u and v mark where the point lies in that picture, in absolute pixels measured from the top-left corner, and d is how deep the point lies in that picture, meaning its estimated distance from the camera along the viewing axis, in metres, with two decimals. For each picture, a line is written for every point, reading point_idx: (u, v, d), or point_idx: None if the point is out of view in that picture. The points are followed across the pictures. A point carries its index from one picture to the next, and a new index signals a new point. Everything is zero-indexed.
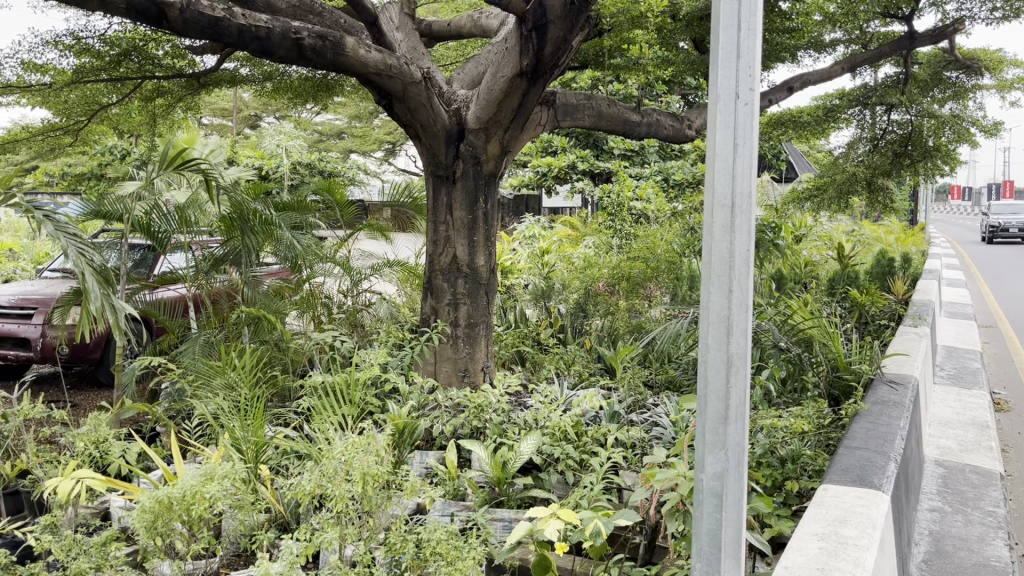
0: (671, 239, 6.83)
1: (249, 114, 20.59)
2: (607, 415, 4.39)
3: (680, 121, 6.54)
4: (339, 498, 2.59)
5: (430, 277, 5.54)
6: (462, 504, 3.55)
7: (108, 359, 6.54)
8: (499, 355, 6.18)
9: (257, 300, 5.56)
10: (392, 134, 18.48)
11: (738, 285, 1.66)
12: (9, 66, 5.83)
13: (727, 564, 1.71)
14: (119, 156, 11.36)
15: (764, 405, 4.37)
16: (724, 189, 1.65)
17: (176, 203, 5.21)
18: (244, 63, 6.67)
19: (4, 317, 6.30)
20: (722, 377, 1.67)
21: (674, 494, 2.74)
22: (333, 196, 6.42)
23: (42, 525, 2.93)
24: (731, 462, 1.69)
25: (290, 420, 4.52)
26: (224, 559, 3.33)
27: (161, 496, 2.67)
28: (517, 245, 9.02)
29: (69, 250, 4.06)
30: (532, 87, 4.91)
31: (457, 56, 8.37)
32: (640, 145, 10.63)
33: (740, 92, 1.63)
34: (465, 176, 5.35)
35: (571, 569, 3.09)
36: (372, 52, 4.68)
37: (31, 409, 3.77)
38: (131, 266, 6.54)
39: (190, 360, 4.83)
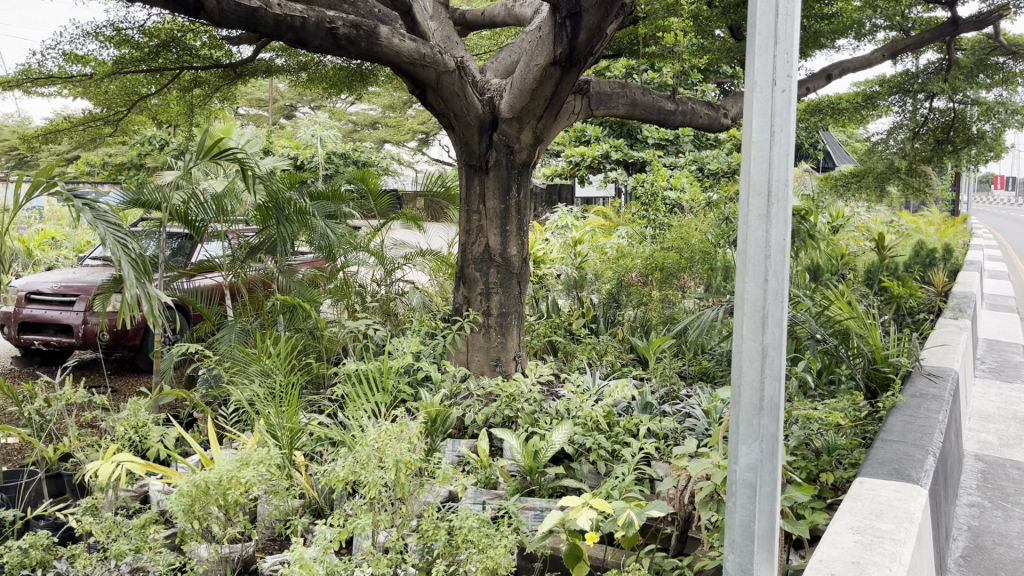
0: (706, 229, 6.67)
1: (284, 104, 20.77)
2: (639, 406, 4.38)
3: (715, 110, 6.47)
4: (372, 484, 2.61)
5: (464, 266, 5.56)
6: (495, 492, 3.57)
7: (147, 345, 6.64)
8: (531, 345, 6.19)
9: (292, 289, 5.62)
10: (425, 124, 18.57)
11: (774, 274, 1.64)
12: (52, 57, 5.93)
13: (760, 556, 1.70)
14: (159, 146, 11.52)
15: (799, 397, 4.31)
16: (760, 176, 1.63)
17: (213, 192, 5.26)
18: (280, 53, 6.71)
19: (48, 304, 6.44)
20: (757, 367, 1.66)
21: (707, 484, 2.71)
22: (367, 186, 6.46)
23: (84, 508, 2.99)
24: (765, 453, 1.67)
25: (324, 407, 4.57)
26: (260, 543, 3.38)
27: (198, 480, 2.71)
28: (550, 235, 9.02)
29: (107, 238, 4.12)
30: (566, 75, 4.88)
31: (490, 45, 8.36)
32: (675, 134, 10.56)
33: (777, 79, 1.61)
34: (498, 165, 5.34)
35: (603, 559, 3.09)
36: (406, 41, 4.68)
37: (73, 394, 3.85)
38: (169, 255, 6.64)
39: (227, 347, 4.91)
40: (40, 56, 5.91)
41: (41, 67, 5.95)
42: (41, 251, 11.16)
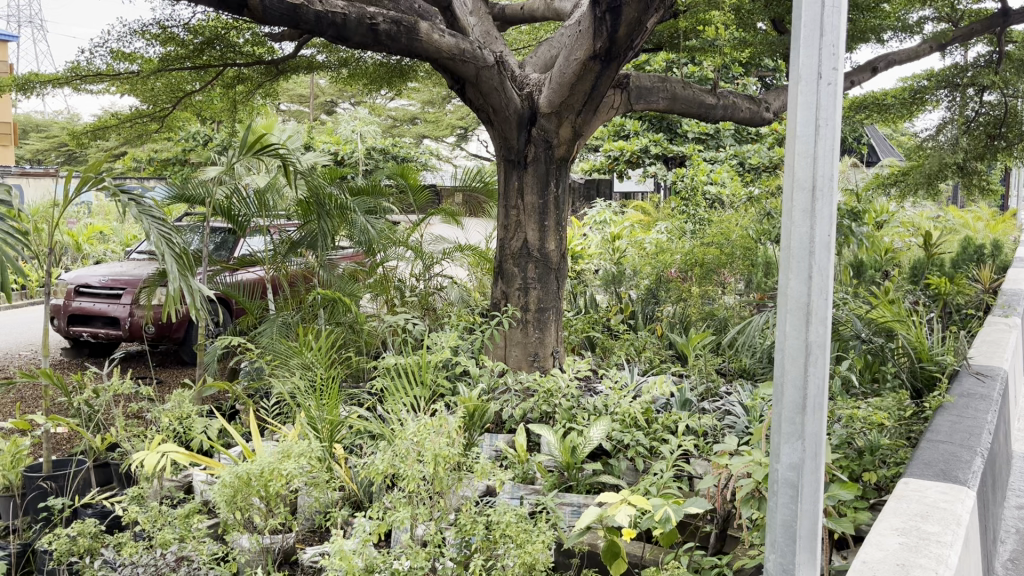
0: (747, 225, 6.58)
1: (325, 100, 21.02)
2: (678, 403, 4.35)
3: (757, 104, 6.40)
4: (411, 477, 2.63)
5: (502, 262, 5.57)
6: (532, 487, 3.57)
7: (192, 338, 6.75)
8: (569, 340, 6.19)
9: (332, 284, 5.66)
10: (464, 120, 18.67)
11: (818, 271, 1.61)
12: (100, 55, 6.05)
13: (802, 557, 1.68)
14: (203, 142, 11.71)
15: (843, 396, 4.25)
16: (804, 172, 1.61)
17: (256, 187, 5.33)
18: (321, 50, 6.77)
19: (96, 297, 6.59)
20: (800, 365, 1.63)
21: (747, 482, 2.68)
22: (406, 181, 6.49)
23: (131, 496, 3.06)
24: (807, 452, 1.65)
25: (364, 400, 4.62)
26: (300, 534, 3.42)
27: (241, 471, 2.76)
28: (589, 231, 9.00)
29: (152, 232, 4.20)
30: (605, 70, 4.85)
31: (529, 40, 8.37)
32: (716, 128, 10.48)
33: (822, 72, 1.58)
34: (537, 160, 5.33)
35: (642, 556, 3.07)
36: (446, 37, 4.70)
37: (120, 385, 3.92)
38: (213, 250, 6.75)
39: (268, 340, 4.98)
40: (88, 54, 6.03)
41: (90, 65, 6.09)
42: (89, 245, 11.43)
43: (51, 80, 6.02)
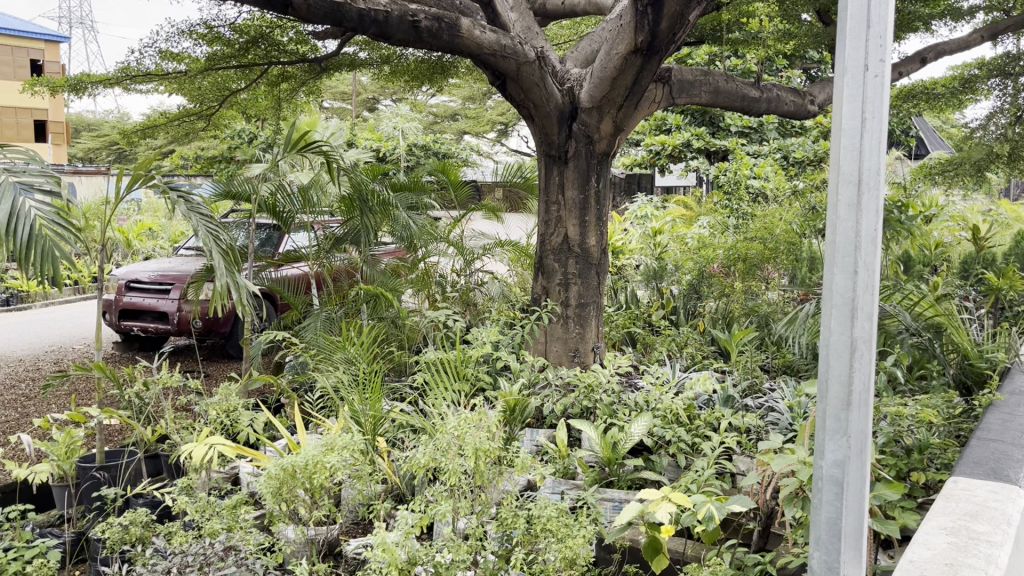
0: (791, 219, 6.45)
1: (367, 97, 21.22)
2: (721, 399, 4.31)
3: (802, 97, 6.31)
4: (452, 471, 2.65)
5: (542, 257, 5.58)
6: (573, 483, 3.58)
7: (237, 332, 6.87)
8: (610, 336, 6.19)
9: (375, 279, 5.72)
10: (504, 115, 18.72)
11: (864, 266, 1.59)
12: (149, 56, 6.17)
13: (847, 555, 1.67)
14: (248, 139, 11.90)
15: (890, 393, 4.17)
16: (850, 165, 1.59)
17: (299, 184, 5.39)
18: (363, 47, 6.84)
19: (145, 292, 6.74)
20: (846, 361, 1.62)
21: (790, 480, 2.65)
22: (448, 177, 6.53)
23: (180, 487, 3.13)
24: (852, 449, 1.64)
25: (405, 395, 4.67)
26: (344, 526, 3.47)
27: (285, 464, 2.81)
28: (629, 226, 8.97)
29: (199, 229, 4.27)
30: (647, 63, 4.81)
31: (570, 35, 8.36)
32: (759, 121, 10.36)
33: (869, 64, 1.56)
34: (578, 155, 5.31)
35: (683, 552, 3.06)
36: (487, 32, 4.71)
37: (170, 378, 4.01)
38: (258, 246, 6.86)
39: (313, 335, 5.05)
40: (138, 54, 6.16)
41: (139, 65, 6.21)
42: (139, 240, 11.69)
43: (102, 80, 6.17)
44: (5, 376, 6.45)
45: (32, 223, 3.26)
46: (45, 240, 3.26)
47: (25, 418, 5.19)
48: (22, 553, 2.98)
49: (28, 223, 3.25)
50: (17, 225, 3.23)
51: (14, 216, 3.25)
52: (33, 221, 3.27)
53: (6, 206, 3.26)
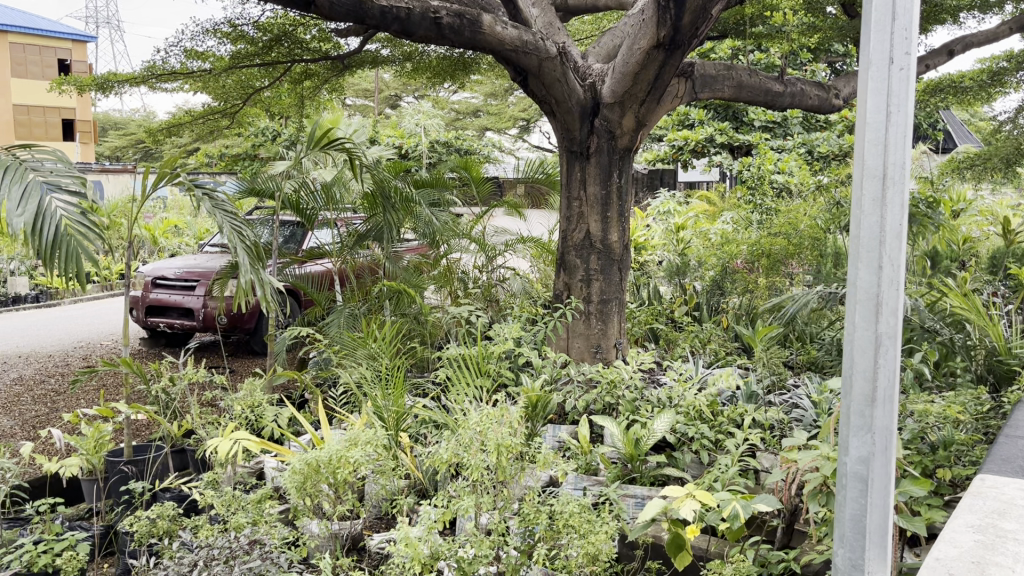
0: (815, 214, 6.40)
1: (390, 94, 21.31)
2: (744, 396, 4.29)
3: (826, 91, 6.25)
4: (475, 466, 2.67)
5: (564, 253, 5.57)
6: (596, 479, 3.59)
7: (262, 329, 6.93)
8: (632, 332, 6.18)
9: (398, 275, 5.74)
10: (526, 112, 18.71)
11: (889, 260, 1.61)
12: (174, 55, 6.25)
13: (872, 552, 1.66)
14: (272, 137, 11.99)
15: (916, 390, 4.13)
16: (874, 160, 1.61)
17: (323, 181, 5.41)
18: (385, 44, 6.87)
19: (171, 288, 6.81)
20: (870, 357, 1.63)
21: (815, 476, 2.63)
22: (470, 174, 6.55)
23: (206, 481, 3.17)
24: (877, 445, 1.64)
25: (428, 390, 4.69)
26: (367, 521, 3.49)
27: (310, 459, 2.83)
28: (652, 222, 8.94)
29: (224, 226, 4.31)
30: (670, 58, 4.79)
31: (592, 30, 8.35)
32: (783, 116, 10.29)
33: (894, 57, 1.59)
34: (599, 151, 5.31)
35: (706, 549, 3.05)
36: (509, 29, 4.71)
37: (195, 373, 4.05)
38: (282, 243, 6.91)
39: (336, 330, 5.09)
40: (164, 54, 6.24)
41: (166, 64, 6.30)
42: (165, 238, 11.83)
43: (128, 79, 6.24)
44: (34, 371, 6.56)
45: (58, 223, 3.30)
46: (70, 240, 3.30)
47: (54, 413, 5.27)
48: (52, 546, 3.02)
49: (54, 223, 3.29)
50: (43, 225, 3.27)
51: (40, 216, 3.29)
52: (60, 221, 3.31)
53: (33, 206, 3.30)
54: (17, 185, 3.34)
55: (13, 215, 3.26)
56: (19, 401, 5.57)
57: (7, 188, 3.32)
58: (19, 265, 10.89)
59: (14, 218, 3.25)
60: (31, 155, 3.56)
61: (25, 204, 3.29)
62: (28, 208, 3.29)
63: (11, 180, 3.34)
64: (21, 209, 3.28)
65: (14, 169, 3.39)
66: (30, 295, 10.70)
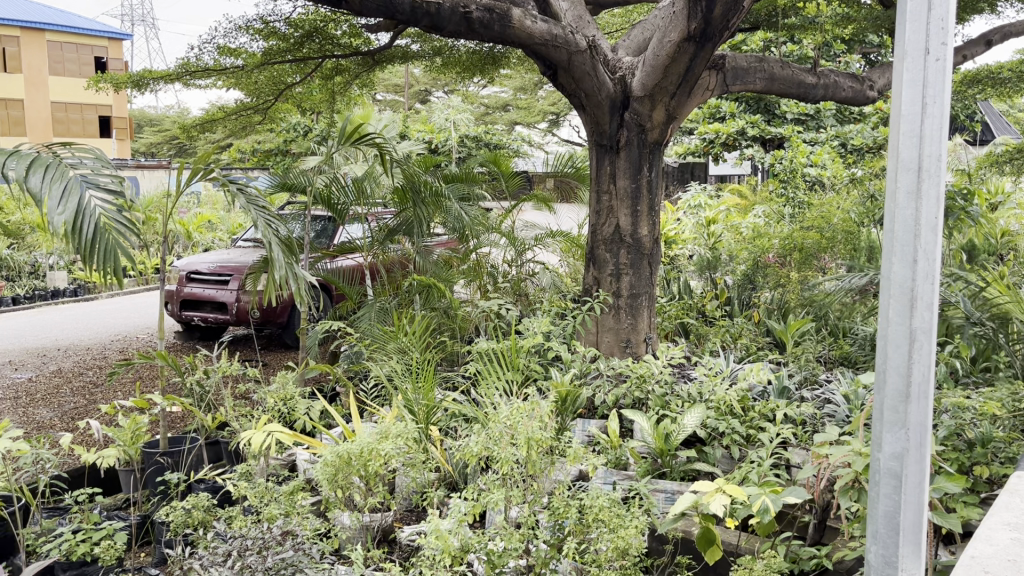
0: (849, 207, 6.27)
1: (420, 89, 21.42)
2: (776, 391, 4.25)
3: (860, 82, 6.17)
4: (504, 460, 2.68)
5: (594, 247, 5.56)
6: (625, 473, 3.59)
7: (294, 323, 7.00)
8: (662, 327, 6.15)
9: (428, 270, 5.76)
10: (556, 105, 18.69)
11: (924, 255, 1.60)
12: (207, 51, 6.29)
13: (906, 549, 1.65)
14: (303, 132, 12.07)
15: (952, 385, 4.06)
16: (909, 152, 1.60)
17: (354, 176, 5.45)
18: (416, 39, 6.88)
19: (205, 283, 6.91)
20: (904, 352, 1.62)
21: (847, 471, 2.59)
22: (499, 168, 6.56)
23: (240, 473, 3.21)
24: (911, 441, 1.62)
25: (458, 384, 4.71)
26: (398, 513, 3.51)
27: (341, 451, 2.86)
28: (682, 216, 8.90)
29: (258, 222, 4.35)
30: (701, 51, 4.75)
31: (622, 23, 8.31)
32: (816, 108, 10.21)
33: (930, 47, 1.57)
34: (629, 145, 5.28)
35: (738, 544, 3.03)
36: (538, 22, 4.71)
37: (229, 366, 4.09)
38: (313, 237, 6.98)
39: (367, 324, 5.13)
40: (197, 50, 6.29)
41: (199, 61, 6.35)
42: (198, 233, 12.00)
43: (163, 76, 6.32)
44: (73, 364, 6.69)
45: (97, 220, 3.36)
46: (108, 236, 3.36)
47: (92, 404, 5.37)
48: (90, 534, 3.08)
49: (93, 220, 3.35)
50: (83, 223, 3.33)
51: (80, 213, 3.34)
52: (97, 218, 3.37)
53: (73, 203, 3.36)
54: (57, 183, 3.39)
55: (53, 212, 3.32)
56: (58, 393, 5.69)
57: (48, 185, 3.37)
58: (59, 260, 11.13)
59: (54, 215, 3.31)
60: (70, 152, 3.61)
61: (66, 201, 3.35)
62: (68, 205, 3.35)
63: (52, 178, 3.40)
64: (61, 206, 3.33)
65: (54, 166, 3.44)
66: (69, 289, 10.92)
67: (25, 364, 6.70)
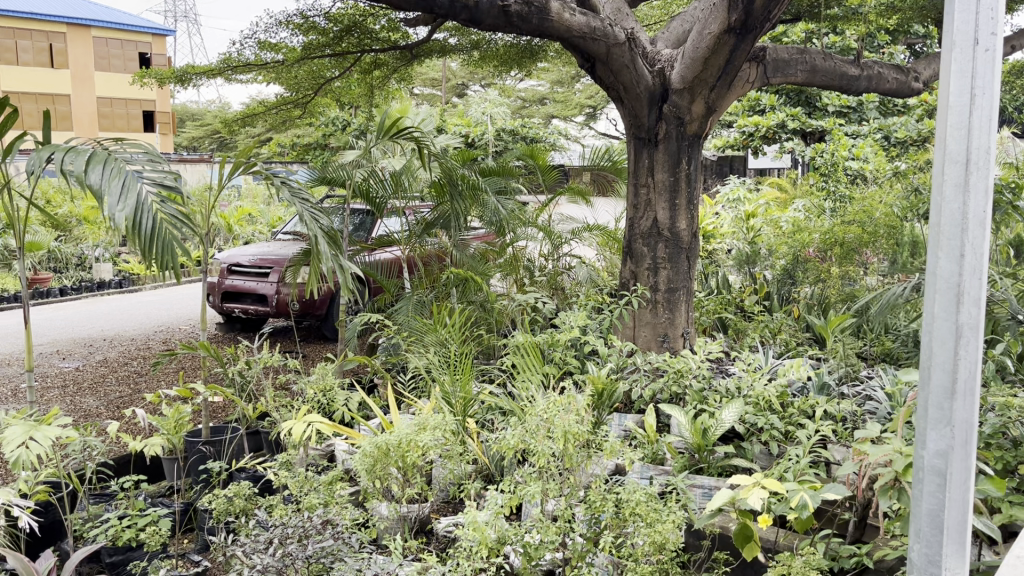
0: (892, 201, 6.16)
1: (457, 83, 21.50)
2: (816, 386, 4.21)
3: (905, 74, 6.05)
4: (541, 453, 2.68)
5: (631, 241, 5.54)
6: (662, 468, 3.58)
7: (333, 315, 7.07)
8: (700, 322, 6.11)
9: (465, 263, 5.80)
10: (593, 99, 18.64)
11: (971, 249, 1.57)
12: (248, 46, 6.38)
13: (949, 549, 1.63)
14: (342, 127, 12.16)
15: (998, 383, 3.97)
16: (957, 145, 1.57)
17: (392, 169, 5.48)
18: (453, 33, 6.90)
19: (246, 275, 7.00)
20: (950, 348, 1.59)
21: (886, 470, 2.53)
22: (536, 162, 6.54)
23: (280, 462, 3.26)
24: (957, 439, 1.60)
25: (495, 377, 4.73)
26: (435, 505, 3.54)
27: (380, 442, 2.89)
28: (721, 210, 8.82)
29: (303, 215, 4.39)
30: (741, 43, 4.73)
31: (661, 15, 8.26)
32: (858, 100, 10.05)
33: (979, 38, 1.54)
34: (668, 138, 5.24)
35: (776, 541, 3.01)
36: (577, 15, 4.69)
37: (270, 357, 4.14)
38: (352, 230, 7.05)
39: (404, 317, 5.16)
40: (239, 46, 6.39)
41: (240, 56, 6.43)
42: (239, 226, 12.17)
43: (206, 71, 6.43)
44: (118, 354, 6.83)
45: (155, 215, 3.42)
46: (164, 231, 3.43)
47: (137, 393, 5.48)
48: (135, 521, 3.14)
49: (151, 215, 3.41)
50: (141, 218, 3.39)
51: (139, 208, 3.40)
52: (154, 212, 3.44)
53: (132, 199, 3.41)
54: (116, 179, 3.44)
55: (113, 208, 3.37)
56: (104, 382, 5.81)
57: (107, 181, 3.42)
58: (104, 251, 11.37)
59: (115, 210, 3.36)
60: (121, 147, 3.68)
61: (125, 197, 3.40)
62: (128, 201, 3.39)
63: (110, 174, 3.45)
64: (121, 202, 3.38)
65: (112, 163, 3.49)
66: (113, 280, 11.14)
67: (72, 354, 6.86)
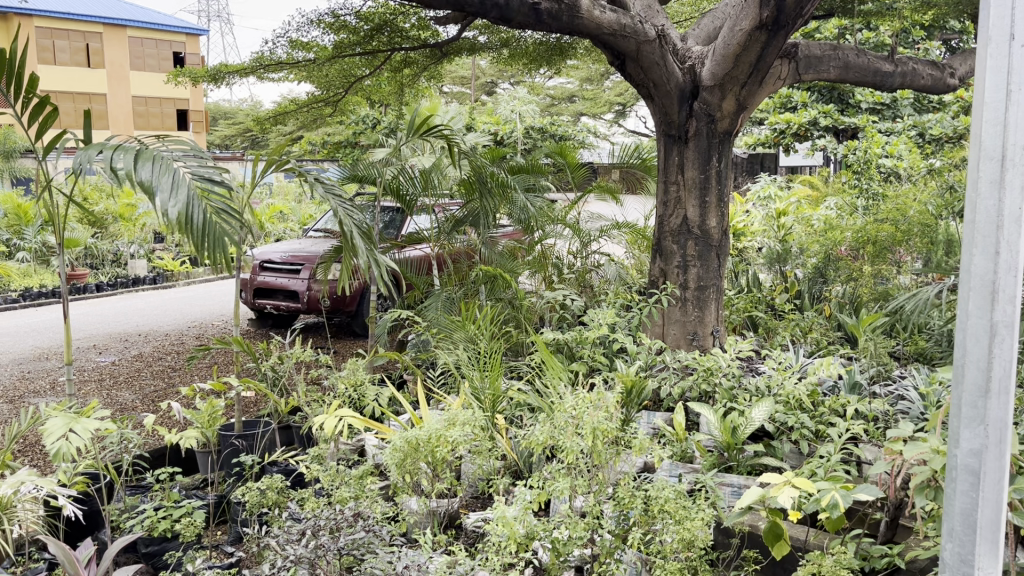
0: (926, 199, 6.08)
1: (486, 81, 21.55)
2: (847, 386, 4.17)
3: (941, 70, 5.98)
4: (569, 450, 2.69)
5: (661, 239, 5.53)
6: (691, 466, 3.57)
7: (363, 312, 7.12)
8: (730, 321, 6.08)
9: (493, 260, 5.83)
10: (623, 96, 18.58)
11: (1007, 246, 1.55)
12: (280, 45, 6.45)
13: (982, 548, 1.61)
14: (372, 125, 12.25)
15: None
16: (993, 140, 1.55)
17: (422, 167, 5.50)
18: (483, 31, 6.92)
19: (278, 272, 7.08)
20: (984, 346, 1.58)
21: (920, 470, 2.51)
22: (565, 159, 6.54)
23: (312, 456, 3.30)
24: (990, 438, 1.59)
25: (523, 374, 4.74)
26: (464, 500, 3.56)
27: (410, 437, 2.92)
28: (752, 207, 8.76)
29: (337, 211, 4.43)
30: (773, 39, 4.67)
31: (691, 12, 8.22)
32: (892, 97, 9.93)
33: (1015, 34, 1.53)
34: (698, 135, 5.21)
35: (806, 540, 2.99)
36: (607, 13, 4.69)
37: (301, 352, 4.19)
38: (381, 228, 7.11)
39: (434, 313, 5.20)
40: (271, 45, 6.46)
41: (272, 54, 6.50)
42: (270, 223, 12.30)
43: (239, 70, 6.51)
44: (153, 349, 6.94)
45: (205, 209, 3.49)
46: (216, 225, 3.49)
47: (171, 388, 5.57)
48: (170, 512, 3.19)
49: (202, 209, 3.47)
50: (193, 212, 3.45)
51: (190, 203, 3.46)
52: (204, 207, 3.50)
53: (183, 195, 3.48)
54: (165, 174, 3.51)
55: (165, 203, 3.43)
56: (139, 376, 5.91)
57: (158, 177, 3.49)
58: (139, 248, 11.55)
59: (167, 206, 3.42)
60: (163, 144, 3.73)
61: (176, 193, 3.46)
62: (178, 196, 3.46)
63: (159, 170, 3.51)
64: (173, 197, 3.45)
65: (160, 159, 3.55)
66: (148, 277, 11.31)
67: (108, 349, 6.98)
